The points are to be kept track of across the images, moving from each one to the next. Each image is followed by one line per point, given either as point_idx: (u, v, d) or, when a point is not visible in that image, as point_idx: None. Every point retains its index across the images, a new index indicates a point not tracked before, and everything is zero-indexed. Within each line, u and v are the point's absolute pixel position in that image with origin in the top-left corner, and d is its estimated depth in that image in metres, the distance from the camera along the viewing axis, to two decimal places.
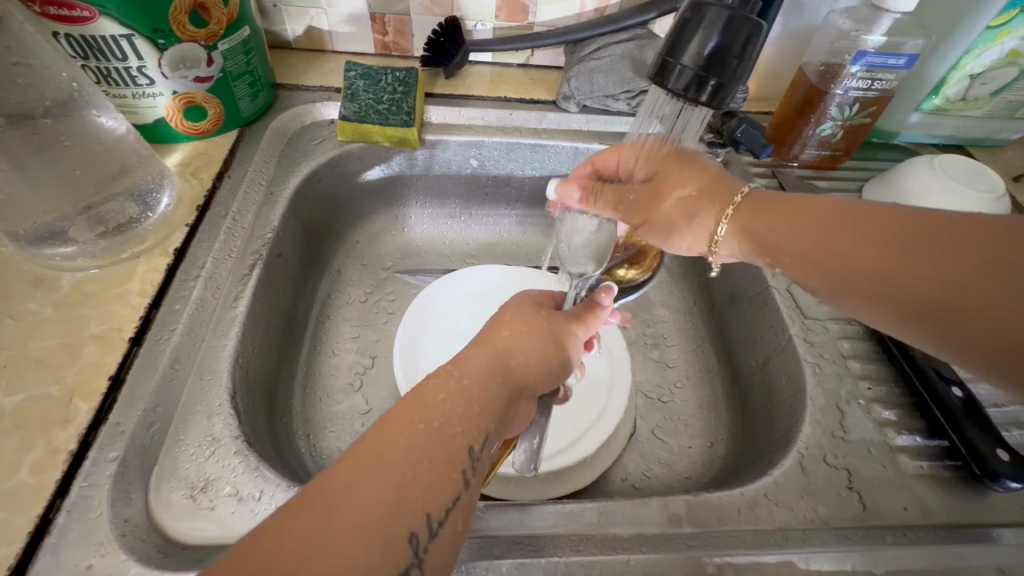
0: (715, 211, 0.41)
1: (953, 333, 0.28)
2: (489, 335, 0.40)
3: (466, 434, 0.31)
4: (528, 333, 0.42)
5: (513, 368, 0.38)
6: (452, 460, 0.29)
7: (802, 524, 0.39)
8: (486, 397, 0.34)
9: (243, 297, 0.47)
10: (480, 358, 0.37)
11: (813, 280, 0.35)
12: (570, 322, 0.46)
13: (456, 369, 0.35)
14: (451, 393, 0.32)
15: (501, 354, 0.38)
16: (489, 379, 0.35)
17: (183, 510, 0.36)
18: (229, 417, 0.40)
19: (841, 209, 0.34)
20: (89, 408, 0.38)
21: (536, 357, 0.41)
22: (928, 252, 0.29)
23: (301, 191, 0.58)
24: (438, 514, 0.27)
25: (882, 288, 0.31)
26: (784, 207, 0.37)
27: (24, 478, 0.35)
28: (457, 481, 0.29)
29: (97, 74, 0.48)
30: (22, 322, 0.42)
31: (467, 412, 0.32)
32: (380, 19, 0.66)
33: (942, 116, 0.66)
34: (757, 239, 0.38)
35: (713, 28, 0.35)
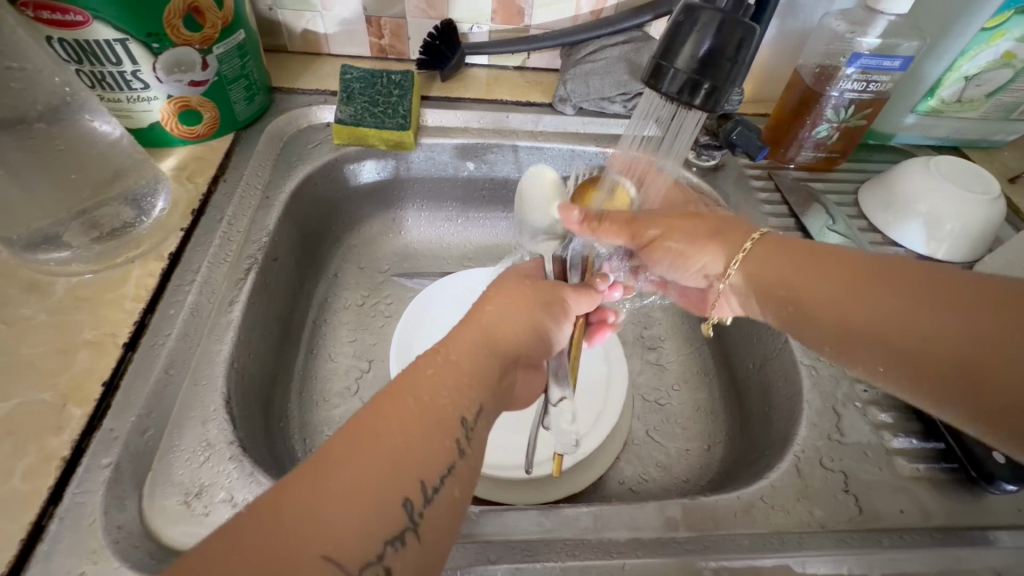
0: (730, 251, 0.45)
1: (934, 382, 0.31)
2: (475, 314, 0.39)
3: (455, 405, 0.31)
4: (511, 305, 0.41)
5: (501, 343, 0.37)
6: (443, 429, 0.29)
7: (799, 528, 0.39)
8: (475, 369, 0.34)
9: (239, 301, 0.47)
10: (467, 334, 0.36)
11: (818, 323, 0.38)
12: (561, 290, 0.45)
13: (446, 347, 0.34)
14: (440, 367, 0.32)
15: (487, 330, 0.38)
16: (478, 352, 0.35)
17: (176, 516, 0.35)
18: (224, 422, 0.40)
19: (849, 260, 0.37)
20: (83, 414, 0.38)
21: (521, 329, 0.39)
22: (926, 305, 0.32)
23: (297, 195, 0.58)
24: (432, 481, 0.27)
25: (878, 334, 0.34)
26: (796, 251, 0.41)
27: (17, 484, 0.34)
28: (451, 448, 0.29)
29: (91, 78, 0.48)
30: (16, 327, 0.42)
31: (456, 384, 0.32)
32: (376, 22, 0.66)
33: (937, 117, 0.66)
34: (768, 279, 0.42)
35: (706, 31, 0.35)
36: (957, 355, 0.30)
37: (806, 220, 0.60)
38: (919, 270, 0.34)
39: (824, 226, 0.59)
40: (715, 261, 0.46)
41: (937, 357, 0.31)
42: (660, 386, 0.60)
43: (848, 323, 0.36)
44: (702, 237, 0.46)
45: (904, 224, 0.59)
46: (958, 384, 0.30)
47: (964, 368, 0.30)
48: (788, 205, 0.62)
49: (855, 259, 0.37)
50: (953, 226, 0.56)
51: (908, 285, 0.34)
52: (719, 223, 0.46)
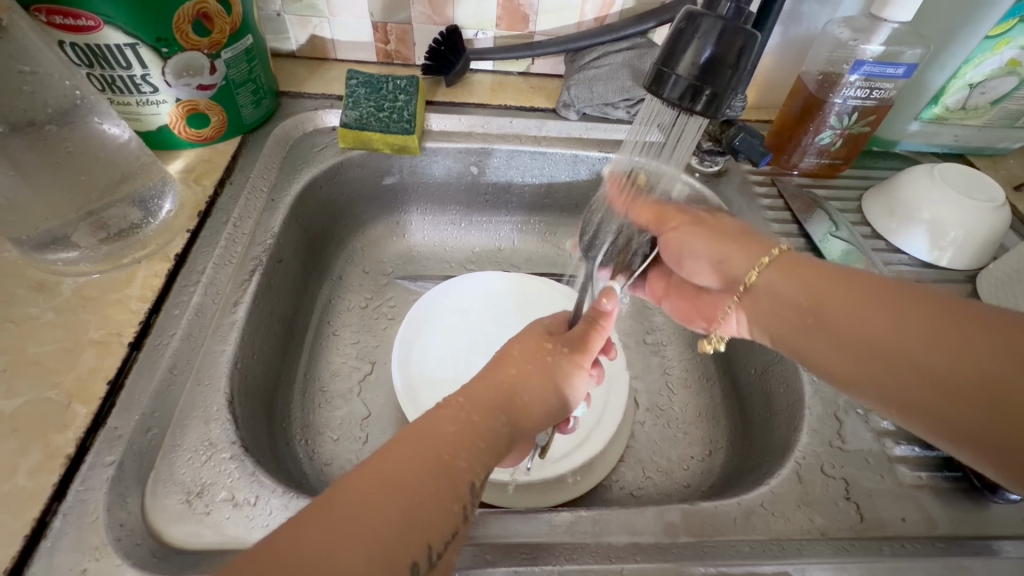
0: (753, 258, 0.43)
1: (979, 426, 0.29)
2: (495, 376, 0.37)
3: (469, 469, 0.30)
4: (533, 369, 0.38)
5: (517, 401, 0.36)
6: (455, 493, 0.29)
7: (800, 535, 0.39)
8: (491, 443, 0.32)
9: (243, 302, 0.47)
10: (488, 394, 0.35)
11: (836, 349, 0.36)
12: (574, 356, 0.40)
13: (468, 405, 0.33)
14: (460, 426, 0.31)
15: (512, 393, 0.36)
16: (497, 419, 0.34)
17: (178, 515, 0.36)
18: (227, 422, 0.40)
19: (877, 286, 0.35)
20: (87, 412, 0.38)
21: (543, 396, 0.37)
22: (956, 339, 0.31)
23: (301, 198, 0.58)
24: (437, 546, 0.27)
25: (916, 369, 0.32)
26: (814, 270, 0.39)
27: (21, 481, 0.35)
28: (458, 513, 0.29)
29: (102, 82, 0.49)
30: (23, 325, 0.42)
31: (473, 450, 0.31)
32: (382, 28, 0.67)
33: (942, 125, 0.66)
34: (786, 293, 0.40)
35: (707, 39, 0.35)
36: (986, 395, 0.29)
37: (809, 226, 0.60)
38: (942, 297, 0.33)
39: (827, 232, 0.59)
40: (733, 267, 0.45)
41: (962, 396, 0.30)
42: (661, 391, 0.60)
43: (868, 352, 0.34)
44: (723, 240, 0.46)
45: (906, 230, 0.59)
46: (983, 425, 0.29)
47: (993, 409, 0.29)
48: (791, 212, 0.62)
49: (874, 282, 0.36)
50: (955, 234, 0.56)
51: (932, 316, 0.32)
52: (749, 234, 0.45)
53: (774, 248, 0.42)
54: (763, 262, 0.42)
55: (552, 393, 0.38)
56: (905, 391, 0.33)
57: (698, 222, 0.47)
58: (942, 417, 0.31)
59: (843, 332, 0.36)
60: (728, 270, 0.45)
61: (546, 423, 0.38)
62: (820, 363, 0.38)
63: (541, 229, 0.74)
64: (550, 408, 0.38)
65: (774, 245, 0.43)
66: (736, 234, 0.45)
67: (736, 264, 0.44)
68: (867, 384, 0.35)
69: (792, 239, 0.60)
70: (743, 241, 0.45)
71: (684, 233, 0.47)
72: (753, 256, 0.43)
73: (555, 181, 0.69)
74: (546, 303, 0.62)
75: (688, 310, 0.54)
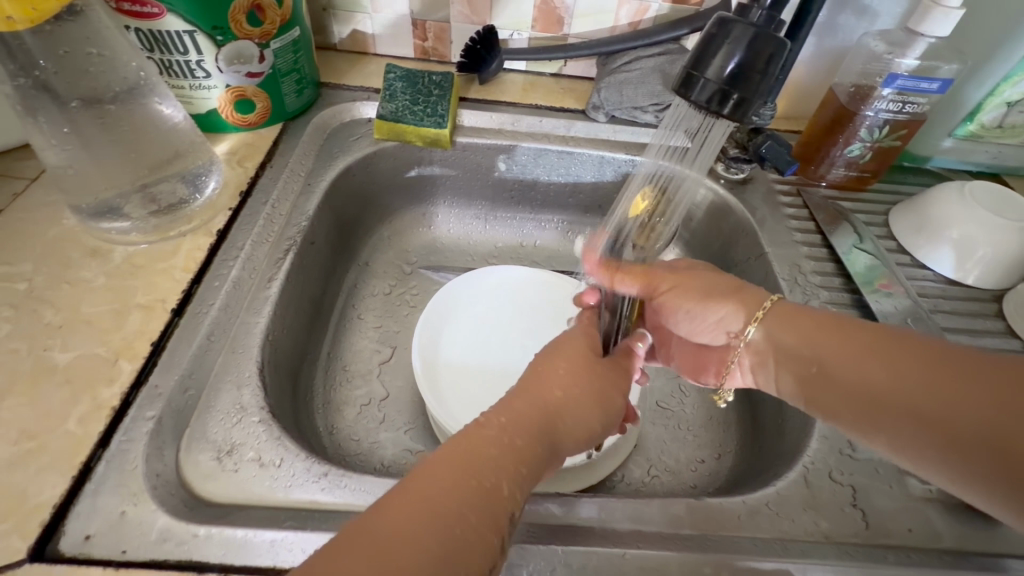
0: (746, 314, 0.42)
1: (991, 475, 0.28)
2: (538, 391, 0.37)
3: (512, 497, 0.30)
4: (580, 391, 0.38)
5: (561, 421, 0.36)
6: (495, 523, 0.28)
7: (804, 537, 0.39)
8: (531, 469, 0.32)
9: (277, 279, 0.49)
10: (529, 414, 0.34)
11: (839, 398, 0.35)
12: (617, 376, 0.42)
13: (510, 425, 0.33)
14: (501, 450, 0.31)
15: (556, 416, 0.36)
16: (539, 439, 0.33)
17: (209, 471, 0.38)
18: (257, 388, 0.43)
19: (871, 334, 0.35)
20: (131, 370, 0.41)
21: (586, 415, 0.37)
22: (954, 389, 0.30)
23: (336, 184, 0.61)
24: None
25: (920, 420, 0.31)
26: (812, 319, 0.39)
27: (71, 428, 0.38)
28: (496, 546, 0.28)
29: (160, 66, 0.52)
30: (78, 287, 0.46)
31: (517, 472, 0.31)
32: (421, 25, 0.70)
33: (976, 143, 0.65)
34: (786, 347, 0.39)
35: (737, 44, 0.36)
36: (989, 436, 0.28)
37: (833, 239, 0.60)
38: (936, 347, 0.32)
39: (853, 245, 0.59)
40: (732, 322, 0.44)
41: (972, 442, 0.29)
42: (674, 393, 0.61)
43: (869, 401, 0.33)
44: (710, 295, 0.45)
45: (933, 247, 0.58)
46: (992, 469, 0.28)
47: (998, 451, 0.28)
48: (816, 222, 0.62)
49: (868, 330, 0.35)
50: (984, 252, 0.55)
51: (926, 359, 0.32)
52: (738, 284, 0.45)
53: (766, 300, 0.42)
54: (758, 316, 0.41)
55: (593, 417, 0.38)
56: (913, 439, 0.32)
57: (682, 280, 0.46)
58: (954, 463, 0.30)
59: (845, 382, 0.35)
60: (725, 326, 0.44)
61: (587, 443, 0.38)
62: (825, 414, 0.37)
63: (564, 227, 0.75)
64: (590, 430, 0.38)
65: (765, 296, 0.42)
66: (725, 287, 0.45)
67: (732, 318, 0.43)
68: (873, 433, 0.34)
69: (815, 250, 0.60)
70: (735, 296, 0.44)
71: (675, 292, 0.47)
72: (748, 310, 0.42)
73: (581, 181, 0.71)
74: (562, 298, 0.63)
75: (689, 366, 0.51)
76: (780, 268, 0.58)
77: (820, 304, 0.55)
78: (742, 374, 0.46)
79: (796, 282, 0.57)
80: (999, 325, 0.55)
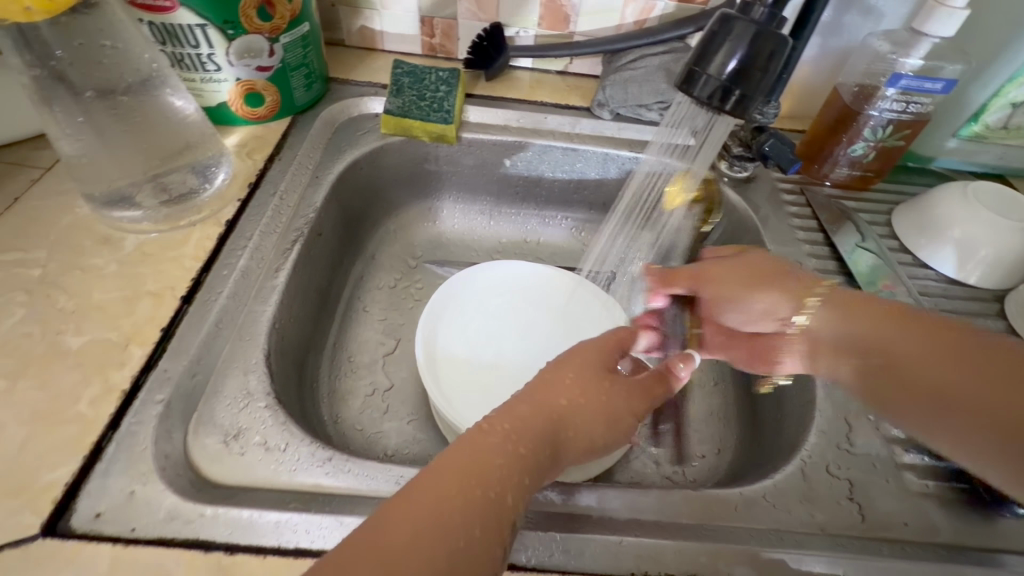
0: (797, 301, 0.44)
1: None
2: (544, 397, 0.36)
3: (514, 507, 0.30)
4: (589, 402, 0.37)
5: (567, 433, 0.35)
6: (496, 533, 0.29)
7: (800, 529, 0.40)
8: (534, 482, 0.32)
9: (284, 269, 0.50)
10: (537, 423, 0.34)
11: (891, 386, 0.37)
12: (632, 390, 0.40)
13: (516, 435, 0.33)
14: (508, 460, 0.31)
15: (561, 425, 0.35)
16: (545, 450, 0.33)
17: (216, 453, 0.39)
18: (263, 375, 0.43)
19: (930, 325, 0.36)
20: (142, 354, 0.42)
21: (593, 426, 0.37)
22: (1008, 379, 0.31)
23: (343, 177, 0.62)
24: None
25: (969, 409, 0.32)
26: (865, 310, 0.40)
27: (83, 409, 0.39)
28: (497, 558, 0.28)
29: (172, 59, 0.54)
30: (91, 274, 0.47)
31: (520, 481, 0.31)
32: (429, 21, 0.70)
33: (981, 143, 0.65)
34: (840, 335, 0.41)
35: (739, 41, 0.37)
36: None
37: (836, 238, 0.60)
38: (995, 341, 0.33)
39: (855, 244, 0.60)
40: (783, 309, 0.46)
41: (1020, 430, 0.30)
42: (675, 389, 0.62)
43: (917, 388, 0.35)
44: (760, 281, 0.47)
45: (935, 247, 0.59)
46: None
47: None
48: (819, 221, 0.63)
49: (926, 322, 0.37)
50: (985, 253, 0.56)
51: (982, 350, 0.33)
52: (780, 268, 0.47)
53: (819, 288, 0.44)
54: (810, 305, 0.43)
55: (600, 428, 0.37)
56: (959, 428, 0.33)
57: (734, 265, 0.49)
58: (999, 452, 0.31)
59: (899, 369, 0.36)
60: (774, 314, 0.46)
61: (593, 454, 0.38)
62: (876, 403, 0.39)
63: (568, 224, 0.76)
64: (594, 442, 0.37)
65: (816, 284, 0.44)
66: (773, 272, 0.46)
67: (781, 304, 0.46)
68: (923, 421, 0.35)
69: (817, 248, 0.60)
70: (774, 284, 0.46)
71: (727, 282, 0.49)
72: (798, 299, 0.44)
73: (585, 178, 0.71)
74: (565, 292, 0.64)
75: (743, 354, 0.52)
76: None
77: None
78: (793, 360, 0.47)
79: None
80: (1000, 325, 0.55)
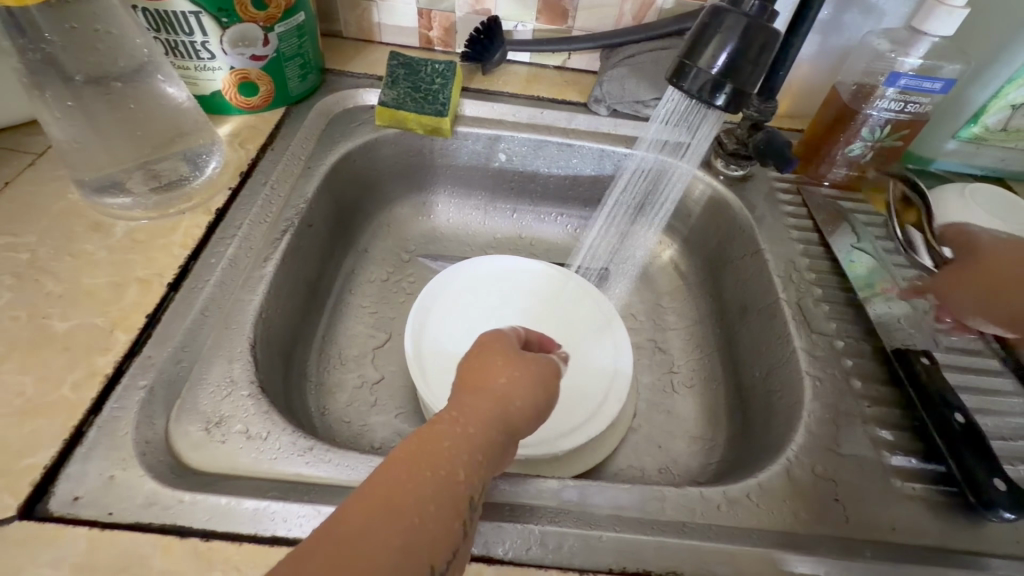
0: None
1: None
2: (482, 380, 0.35)
3: (470, 484, 0.29)
4: (525, 377, 0.37)
5: (515, 409, 0.35)
6: (456, 511, 0.28)
7: (784, 529, 0.39)
8: (487, 459, 0.31)
9: (272, 258, 0.50)
10: (477, 404, 0.33)
11: None
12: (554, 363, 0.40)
13: (462, 420, 0.32)
14: (457, 440, 0.30)
15: (506, 402, 0.34)
16: (493, 428, 0.32)
17: (197, 441, 0.39)
18: (248, 363, 0.43)
19: None
20: (127, 340, 0.42)
21: (533, 399, 0.36)
22: None
23: (336, 168, 0.61)
24: (441, 567, 0.26)
25: None
26: None
27: (66, 393, 0.39)
28: (461, 533, 0.28)
29: (166, 46, 0.53)
30: (80, 259, 0.47)
31: (471, 458, 0.30)
32: (427, 14, 0.70)
33: (980, 146, 0.64)
34: None
35: (731, 34, 0.36)
36: None
37: (831, 239, 0.59)
38: None
39: (851, 246, 0.59)
40: None
41: None
42: (666, 388, 0.61)
43: None
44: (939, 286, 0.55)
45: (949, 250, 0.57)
46: None
47: None
48: (814, 222, 0.62)
49: None
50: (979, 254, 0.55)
51: None
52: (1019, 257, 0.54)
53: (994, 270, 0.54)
54: None
55: (541, 396, 0.37)
56: None
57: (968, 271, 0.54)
58: None
59: None
60: None
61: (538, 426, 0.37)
62: None
63: (563, 220, 0.75)
64: (538, 412, 0.36)
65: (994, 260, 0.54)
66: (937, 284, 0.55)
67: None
68: None
69: (811, 248, 0.59)
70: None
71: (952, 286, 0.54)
72: None
73: (581, 174, 0.71)
74: (556, 288, 0.63)
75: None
76: (775, 266, 0.57)
77: (814, 301, 0.55)
78: None
79: (791, 279, 0.56)
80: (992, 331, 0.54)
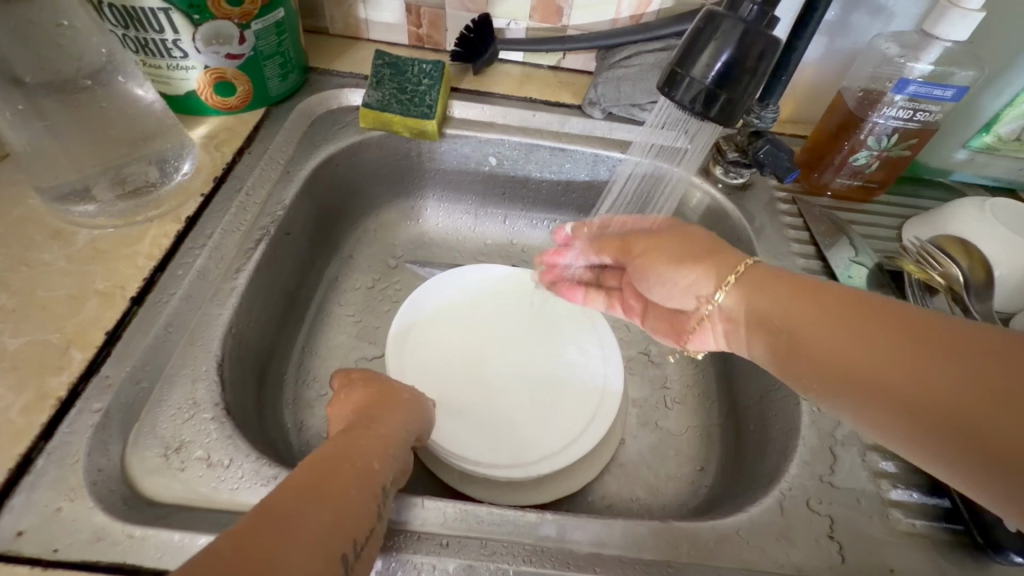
0: None
1: (931, 435, 0.27)
2: (389, 394, 0.40)
3: (382, 472, 0.33)
4: (404, 394, 0.42)
5: (417, 421, 0.40)
6: (371, 496, 0.31)
7: (772, 569, 0.37)
8: (394, 456, 0.35)
9: (245, 269, 0.48)
10: (368, 414, 0.37)
11: (873, 403, 0.30)
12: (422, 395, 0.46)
13: (366, 426, 0.36)
14: (368, 442, 0.34)
15: (412, 413, 0.40)
16: (392, 433, 0.37)
17: (155, 467, 0.37)
18: (213, 383, 0.41)
19: (865, 307, 0.32)
20: (83, 358, 0.40)
21: (419, 416, 0.41)
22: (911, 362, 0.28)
23: (317, 173, 0.59)
24: (361, 541, 0.29)
25: (902, 399, 0.28)
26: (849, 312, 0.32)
27: (12, 417, 0.36)
28: (376, 514, 0.31)
29: (136, 44, 0.51)
30: (36, 270, 0.44)
31: (385, 456, 0.34)
32: (415, 11, 0.67)
33: (992, 155, 0.61)
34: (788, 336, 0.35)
35: (726, 40, 0.33)
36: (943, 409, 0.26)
37: (830, 252, 0.57)
38: (906, 331, 0.29)
39: (851, 259, 0.56)
40: None
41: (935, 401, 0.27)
42: (659, 403, 0.59)
43: (900, 398, 0.28)
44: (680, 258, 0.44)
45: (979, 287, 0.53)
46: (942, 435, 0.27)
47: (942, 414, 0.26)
48: (812, 234, 0.59)
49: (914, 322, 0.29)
50: (999, 272, 0.51)
51: (909, 335, 0.29)
52: (715, 245, 0.43)
53: (741, 264, 0.41)
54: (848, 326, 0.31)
55: (423, 409, 0.42)
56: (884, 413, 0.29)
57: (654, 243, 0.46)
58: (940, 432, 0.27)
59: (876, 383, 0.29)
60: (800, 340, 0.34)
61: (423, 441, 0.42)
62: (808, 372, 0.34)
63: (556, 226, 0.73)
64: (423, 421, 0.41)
65: (739, 260, 0.41)
66: (701, 249, 0.43)
67: (703, 282, 0.42)
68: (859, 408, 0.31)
69: (812, 262, 0.57)
70: (705, 259, 0.42)
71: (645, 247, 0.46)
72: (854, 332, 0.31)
73: (574, 179, 0.68)
74: (544, 297, 0.61)
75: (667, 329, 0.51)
76: None
77: None
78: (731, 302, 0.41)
79: None
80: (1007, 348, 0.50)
